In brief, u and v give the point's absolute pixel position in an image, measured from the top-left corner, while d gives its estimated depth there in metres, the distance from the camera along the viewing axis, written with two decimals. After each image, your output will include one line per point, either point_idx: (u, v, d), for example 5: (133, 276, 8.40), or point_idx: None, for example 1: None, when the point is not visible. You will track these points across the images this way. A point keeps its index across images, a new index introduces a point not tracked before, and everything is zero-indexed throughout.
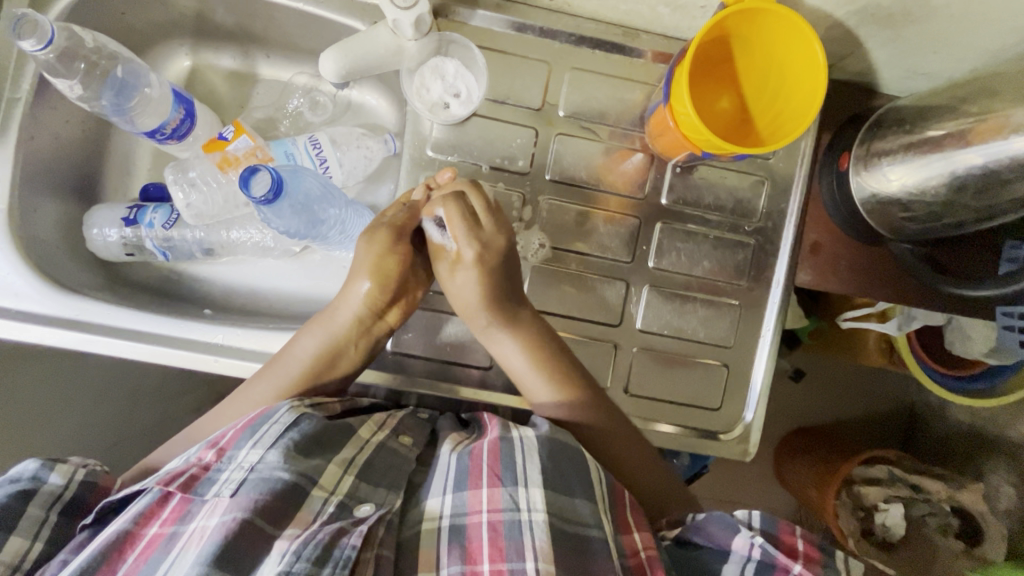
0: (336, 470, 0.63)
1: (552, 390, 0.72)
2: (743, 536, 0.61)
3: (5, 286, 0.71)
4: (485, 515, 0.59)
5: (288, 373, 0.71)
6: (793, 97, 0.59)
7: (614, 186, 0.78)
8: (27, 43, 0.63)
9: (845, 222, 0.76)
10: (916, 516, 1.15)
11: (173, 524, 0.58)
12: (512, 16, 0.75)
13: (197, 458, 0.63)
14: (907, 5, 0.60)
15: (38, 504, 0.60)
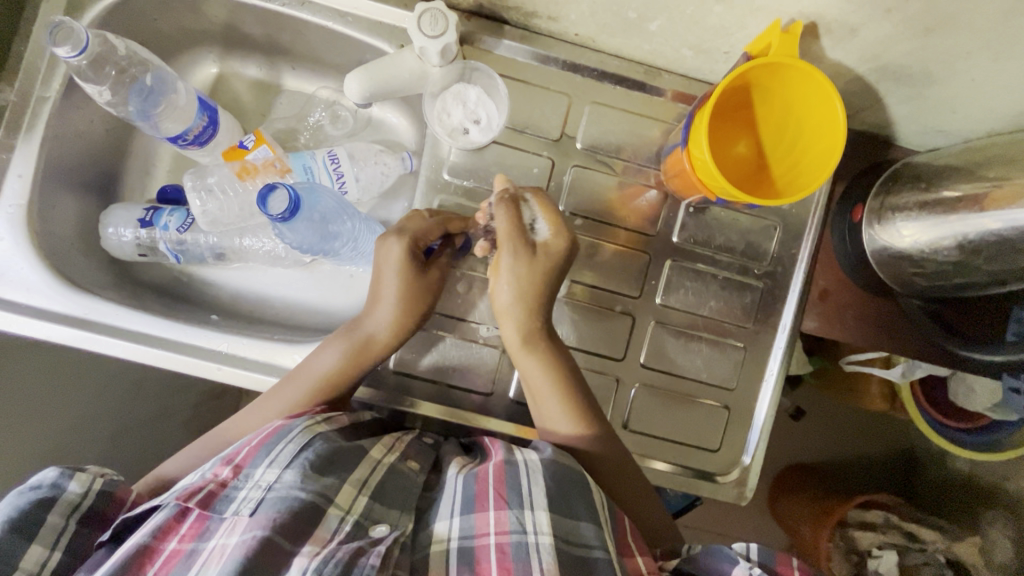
0: (350, 491, 0.59)
1: (564, 417, 0.69)
2: (741, 566, 0.59)
3: (21, 281, 0.72)
4: (494, 538, 0.56)
5: (307, 386, 0.70)
6: (811, 151, 0.59)
7: (625, 220, 0.78)
8: (62, 49, 0.64)
9: (855, 271, 0.76)
10: (909, 564, 1.10)
11: (191, 541, 0.54)
12: (536, 47, 0.76)
13: (213, 474, 0.60)
14: (928, 66, 0.61)
15: (57, 512, 0.55)
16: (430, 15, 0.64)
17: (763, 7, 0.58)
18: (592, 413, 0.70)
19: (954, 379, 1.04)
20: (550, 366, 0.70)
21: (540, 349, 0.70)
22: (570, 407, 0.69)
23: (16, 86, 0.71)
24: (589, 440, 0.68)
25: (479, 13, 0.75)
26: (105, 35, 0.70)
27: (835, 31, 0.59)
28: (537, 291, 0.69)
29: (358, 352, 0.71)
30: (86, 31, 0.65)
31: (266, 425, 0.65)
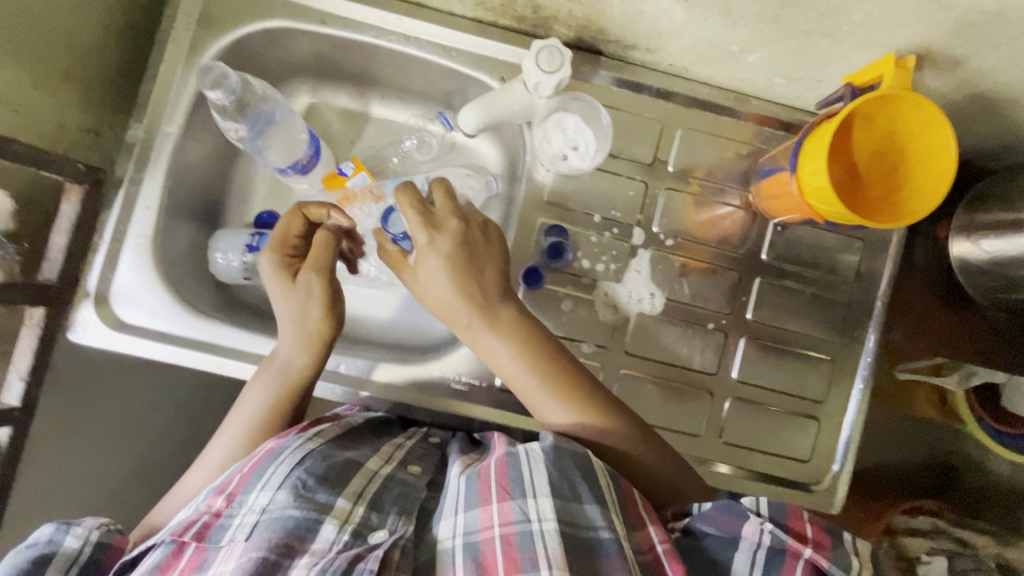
0: (344, 504, 0.59)
1: (561, 409, 0.66)
2: (752, 522, 0.57)
3: (146, 307, 0.74)
4: (498, 530, 0.55)
5: (244, 422, 0.71)
6: (919, 175, 0.62)
7: (714, 239, 0.82)
8: (213, 91, 0.68)
9: (941, 284, 0.82)
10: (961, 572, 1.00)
11: (191, 573, 0.56)
12: (630, 76, 0.79)
13: (206, 505, 0.60)
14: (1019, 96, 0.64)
15: (54, 568, 0.58)
16: (547, 52, 0.67)
17: (872, 42, 0.61)
18: (588, 393, 0.67)
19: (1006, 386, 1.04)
20: (514, 344, 0.67)
21: (490, 334, 0.68)
22: (565, 396, 0.66)
23: (145, 123, 0.76)
24: (592, 424, 0.66)
25: (577, 45, 0.78)
26: (249, 79, 0.77)
27: (940, 63, 0.62)
28: (465, 276, 0.67)
29: (282, 374, 0.71)
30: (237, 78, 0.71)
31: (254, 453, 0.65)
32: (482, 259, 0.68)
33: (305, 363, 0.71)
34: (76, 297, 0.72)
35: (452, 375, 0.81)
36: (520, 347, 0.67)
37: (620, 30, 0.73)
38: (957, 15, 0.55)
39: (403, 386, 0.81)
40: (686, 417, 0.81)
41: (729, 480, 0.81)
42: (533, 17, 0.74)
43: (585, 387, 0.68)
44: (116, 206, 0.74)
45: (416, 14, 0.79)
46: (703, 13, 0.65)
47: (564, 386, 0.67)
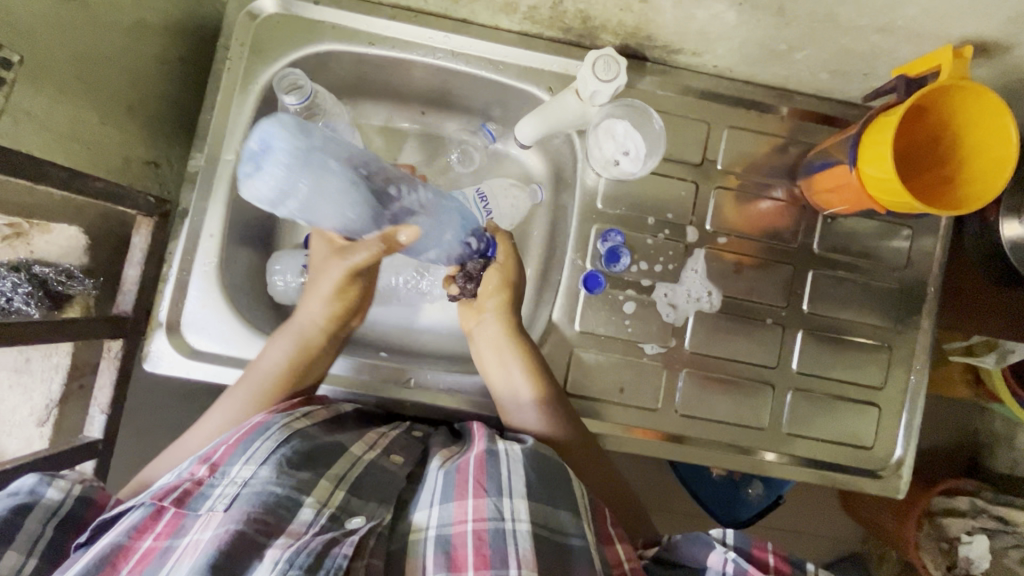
0: (326, 484, 0.60)
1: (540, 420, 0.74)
2: (717, 551, 0.60)
3: (215, 333, 0.75)
4: (472, 524, 0.57)
5: (251, 391, 0.73)
6: (982, 157, 0.64)
7: (765, 233, 0.83)
8: (290, 97, 0.72)
9: (986, 266, 0.82)
10: (997, 547, 1.07)
11: (166, 539, 0.55)
12: (675, 80, 0.81)
13: (190, 473, 0.61)
14: None
15: (34, 518, 0.56)
16: (603, 62, 0.69)
17: (926, 34, 0.63)
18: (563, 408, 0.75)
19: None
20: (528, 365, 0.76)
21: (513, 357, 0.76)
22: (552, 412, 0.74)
23: (205, 153, 0.77)
24: (556, 418, 0.74)
25: (624, 52, 0.80)
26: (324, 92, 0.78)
27: (992, 50, 0.63)
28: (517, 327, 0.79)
29: (303, 341, 0.75)
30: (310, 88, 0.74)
31: (244, 425, 0.66)
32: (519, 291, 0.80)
33: (324, 333, 0.78)
34: (148, 327, 0.74)
35: None
36: (532, 371, 0.75)
37: (668, 35, 0.74)
38: (1016, 4, 0.56)
39: (473, 396, 0.82)
40: (748, 412, 0.82)
41: (782, 468, 0.83)
42: (582, 28, 0.76)
43: (554, 389, 0.76)
44: (182, 236, 0.75)
45: (463, 30, 0.80)
46: (756, 15, 0.66)
47: (553, 395, 0.75)
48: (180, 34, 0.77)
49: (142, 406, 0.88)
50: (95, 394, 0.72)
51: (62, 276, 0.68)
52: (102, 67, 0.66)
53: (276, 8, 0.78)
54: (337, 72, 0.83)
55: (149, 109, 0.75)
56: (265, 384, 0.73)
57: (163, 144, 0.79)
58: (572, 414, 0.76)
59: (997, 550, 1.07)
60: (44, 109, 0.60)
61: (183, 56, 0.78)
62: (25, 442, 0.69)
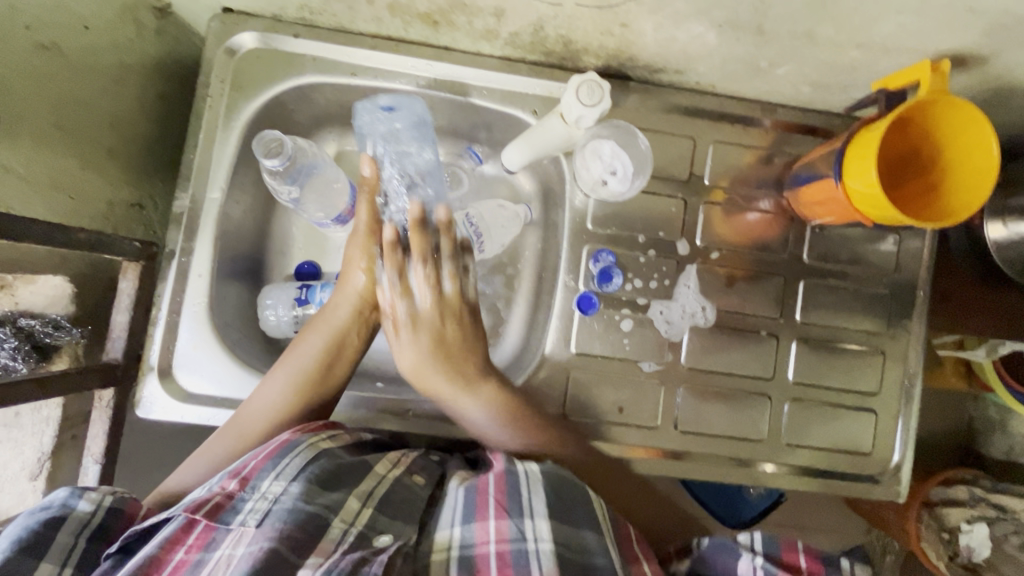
0: (354, 503, 0.60)
1: (517, 438, 0.72)
2: (745, 559, 0.60)
3: (208, 375, 0.75)
4: (493, 545, 0.57)
5: (292, 372, 0.72)
6: (963, 167, 0.64)
7: (754, 245, 0.83)
8: (270, 161, 0.69)
9: (973, 267, 0.85)
10: (997, 535, 1.06)
11: (198, 551, 0.54)
12: (658, 97, 0.81)
13: (219, 487, 0.59)
14: None
15: (66, 531, 0.55)
16: (587, 87, 0.68)
17: (904, 48, 0.63)
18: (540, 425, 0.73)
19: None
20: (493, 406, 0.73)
21: (438, 377, 0.73)
22: (521, 430, 0.72)
23: (189, 192, 0.76)
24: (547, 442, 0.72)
25: (606, 72, 0.80)
26: (298, 140, 0.76)
27: (968, 62, 0.64)
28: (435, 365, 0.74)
29: (336, 333, 0.75)
30: (290, 143, 0.71)
31: (270, 444, 0.65)
32: (465, 345, 0.74)
33: (357, 319, 0.76)
34: (139, 372, 0.73)
35: None
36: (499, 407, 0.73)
37: (650, 56, 0.74)
38: (990, 19, 0.57)
39: (471, 424, 0.81)
40: (746, 424, 0.83)
41: (780, 479, 0.83)
42: (563, 51, 0.76)
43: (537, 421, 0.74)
44: (169, 278, 0.74)
45: (445, 57, 0.79)
46: (736, 35, 0.66)
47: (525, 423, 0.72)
48: (157, 73, 0.75)
49: (137, 449, 0.87)
50: (88, 443, 0.71)
51: (49, 327, 0.67)
52: (79, 114, 0.65)
53: (254, 42, 0.77)
54: (319, 102, 0.83)
55: (130, 151, 0.74)
56: (303, 375, 0.72)
57: (145, 184, 0.78)
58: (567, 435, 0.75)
59: (995, 538, 1.06)
60: (25, 164, 0.59)
61: (161, 94, 0.77)
62: (18, 497, 0.68)
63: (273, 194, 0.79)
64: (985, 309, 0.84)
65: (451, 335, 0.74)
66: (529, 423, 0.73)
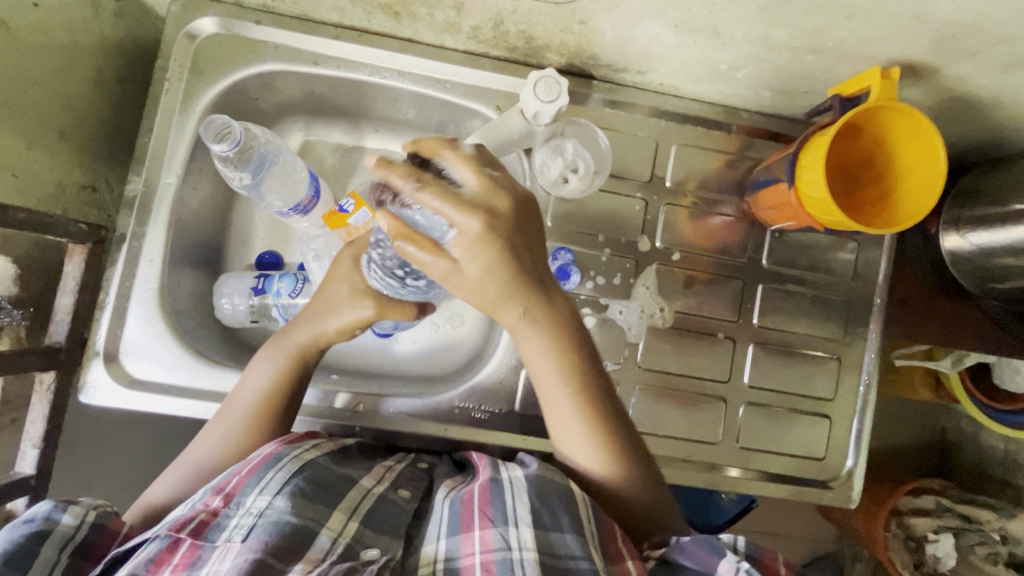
0: (341, 516, 0.60)
1: (603, 462, 0.65)
2: (728, 559, 0.57)
3: (156, 362, 0.74)
4: (479, 556, 0.57)
5: (250, 403, 0.70)
6: (912, 179, 0.65)
7: (715, 248, 0.84)
8: (220, 146, 0.68)
9: (930, 278, 0.86)
10: (964, 545, 1.07)
11: (184, 571, 0.53)
12: (621, 98, 0.82)
13: (204, 503, 0.59)
14: (988, 99, 0.68)
15: (50, 546, 0.54)
16: (544, 83, 0.69)
17: (856, 55, 0.64)
18: (633, 457, 0.66)
19: (1000, 363, 1.03)
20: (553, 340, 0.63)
21: (537, 337, 0.62)
22: (610, 449, 0.65)
23: (144, 175, 0.76)
24: (621, 479, 0.65)
25: (570, 70, 0.80)
26: (251, 128, 0.76)
27: (920, 71, 0.65)
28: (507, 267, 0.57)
29: (303, 347, 0.72)
30: (240, 129, 0.71)
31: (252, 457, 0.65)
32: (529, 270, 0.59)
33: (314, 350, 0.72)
34: (84, 357, 0.73)
35: (472, 405, 0.81)
36: (575, 391, 0.64)
37: (611, 55, 0.74)
38: (937, 28, 0.57)
39: (423, 418, 0.81)
40: (701, 426, 0.83)
41: (742, 483, 0.84)
42: (526, 47, 0.76)
43: (621, 446, 0.65)
44: (120, 263, 0.74)
45: (409, 49, 0.79)
46: (692, 37, 0.67)
47: (610, 439, 0.65)
48: (116, 55, 0.75)
49: (87, 435, 0.86)
50: (27, 428, 0.70)
51: None
52: (27, 95, 0.64)
53: (216, 28, 0.77)
54: (282, 91, 0.82)
55: (84, 135, 0.73)
56: (255, 406, 0.69)
57: (100, 168, 0.77)
58: (652, 476, 0.67)
59: (962, 548, 1.07)
60: None
61: (121, 76, 0.77)
62: None
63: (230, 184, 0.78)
64: (944, 318, 0.85)
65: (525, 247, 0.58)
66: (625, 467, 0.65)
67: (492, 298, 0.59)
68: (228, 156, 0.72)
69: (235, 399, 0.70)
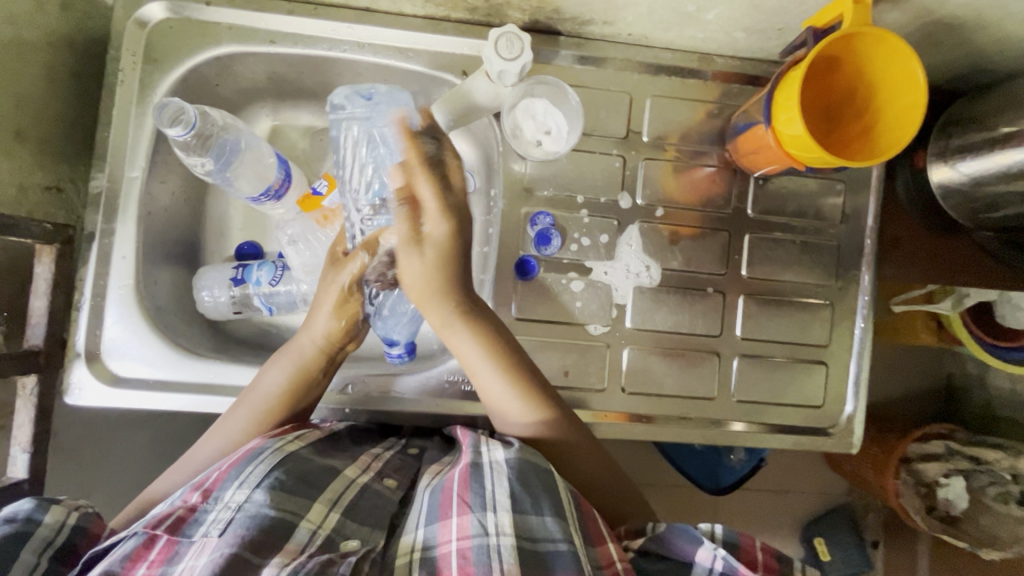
0: (320, 508, 0.59)
1: (518, 402, 0.70)
2: (706, 547, 0.58)
3: (139, 359, 0.74)
4: (456, 544, 0.56)
5: (257, 408, 0.70)
6: (894, 109, 0.63)
7: (699, 202, 0.82)
8: (176, 129, 0.66)
9: (922, 214, 0.83)
10: (975, 488, 1.06)
11: (161, 566, 0.52)
12: (591, 52, 0.79)
13: (182, 501, 0.59)
14: (970, 17, 0.65)
15: (29, 550, 0.54)
16: (505, 40, 0.66)
17: None
18: (546, 395, 0.71)
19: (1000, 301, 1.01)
20: (483, 341, 0.70)
21: (462, 331, 0.70)
22: (525, 391, 0.70)
23: (107, 171, 0.74)
24: (549, 420, 0.70)
25: (535, 27, 0.77)
26: (208, 110, 0.73)
27: None
28: (447, 273, 0.69)
29: (302, 363, 0.72)
30: (195, 111, 0.68)
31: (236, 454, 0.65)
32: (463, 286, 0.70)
33: (323, 355, 0.73)
34: (66, 359, 0.72)
35: (460, 378, 0.80)
36: (484, 342, 0.70)
37: (575, 6, 0.71)
38: None
39: (415, 396, 0.80)
40: (695, 383, 0.82)
41: (742, 436, 0.83)
42: (486, 6, 0.73)
43: (527, 377, 0.71)
44: (92, 261, 0.73)
45: (366, 19, 0.76)
46: None
47: (528, 384, 0.70)
48: (67, 50, 0.73)
49: None
50: (14, 433, 0.69)
51: None
52: None
53: (167, 13, 0.75)
54: (243, 75, 0.80)
55: (43, 133, 0.72)
56: (265, 405, 0.70)
57: (65, 168, 0.76)
58: (571, 415, 0.72)
59: (973, 490, 1.06)
60: None
61: (77, 71, 0.75)
62: None
63: (195, 173, 0.77)
64: (939, 255, 0.83)
65: (463, 255, 0.70)
66: (540, 400, 0.70)
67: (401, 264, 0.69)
68: (186, 141, 0.70)
69: (258, 389, 0.71)
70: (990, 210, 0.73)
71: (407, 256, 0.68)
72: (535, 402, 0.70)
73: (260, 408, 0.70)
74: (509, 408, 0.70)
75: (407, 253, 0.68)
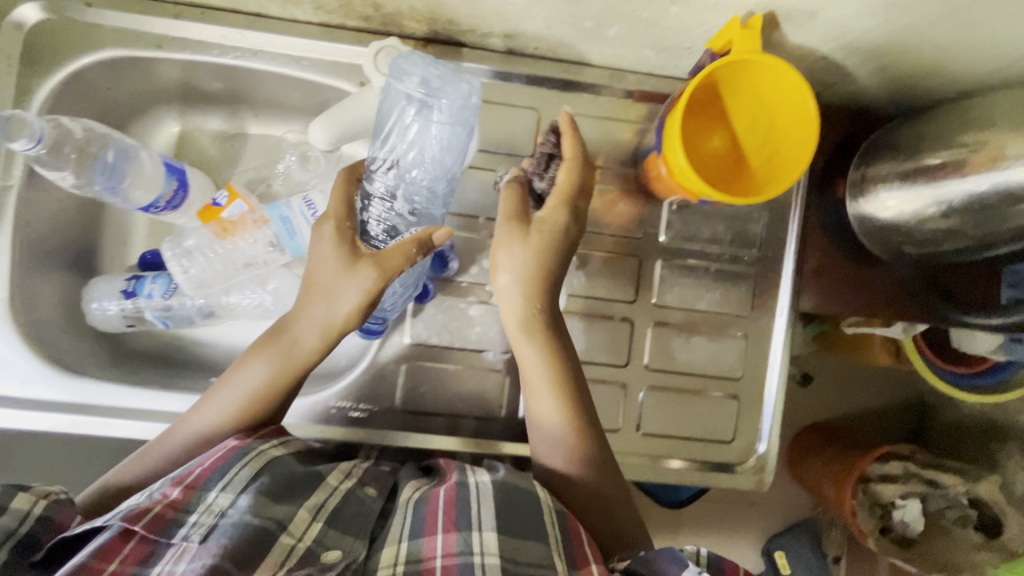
0: (303, 517, 0.55)
1: (561, 422, 0.66)
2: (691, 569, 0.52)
3: (15, 374, 0.72)
4: (440, 561, 0.53)
5: (240, 398, 0.64)
6: (789, 141, 0.60)
7: (610, 225, 0.78)
8: (19, 142, 0.64)
9: (843, 244, 0.78)
10: (932, 510, 1.00)
11: (133, 566, 0.49)
12: (497, 65, 0.75)
13: (161, 493, 0.53)
14: (878, 43, 0.61)
15: None
16: (385, 53, 0.66)
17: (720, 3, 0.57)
18: (585, 422, 0.67)
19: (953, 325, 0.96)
20: (549, 357, 0.67)
21: (534, 342, 0.67)
22: (570, 413, 0.66)
23: None
24: (582, 452, 0.65)
25: (436, 38, 0.74)
26: (66, 121, 0.71)
27: (792, 17, 0.58)
28: (544, 270, 0.66)
29: (292, 357, 0.66)
30: (43, 121, 0.66)
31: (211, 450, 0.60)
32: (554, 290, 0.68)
33: (316, 355, 0.67)
34: None
35: (348, 404, 0.76)
36: (550, 356, 0.67)
37: (469, 18, 0.68)
38: None
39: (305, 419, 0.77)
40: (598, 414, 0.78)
41: (647, 470, 0.80)
42: (378, 15, 0.69)
43: (581, 406, 0.67)
44: None
45: (258, 25, 0.72)
46: None
47: (575, 404, 0.66)
48: None
49: None
50: None
51: None
52: None
53: (46, 13, 0.71)
54: (135, 78, 0.77)
55: None
56: (254, 398, 0.64)
57: None
58: (609, 454, 0.67)
59: (931, 514, 0.99)
60: None
61: None
62: None
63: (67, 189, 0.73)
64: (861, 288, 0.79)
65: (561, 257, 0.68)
66: (579, 424, 0.66)
67: (496, 251, 0.67)
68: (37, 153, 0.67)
69: (240, 377, 0.65)
70: (917, 248, 0.68)
71: (504, 253, 0.66)
72: (574, 426, 0.66)
73: (247, 397, 0.64)
74: (546, 428, 0.66)
75: (515, 244, 0.66)
